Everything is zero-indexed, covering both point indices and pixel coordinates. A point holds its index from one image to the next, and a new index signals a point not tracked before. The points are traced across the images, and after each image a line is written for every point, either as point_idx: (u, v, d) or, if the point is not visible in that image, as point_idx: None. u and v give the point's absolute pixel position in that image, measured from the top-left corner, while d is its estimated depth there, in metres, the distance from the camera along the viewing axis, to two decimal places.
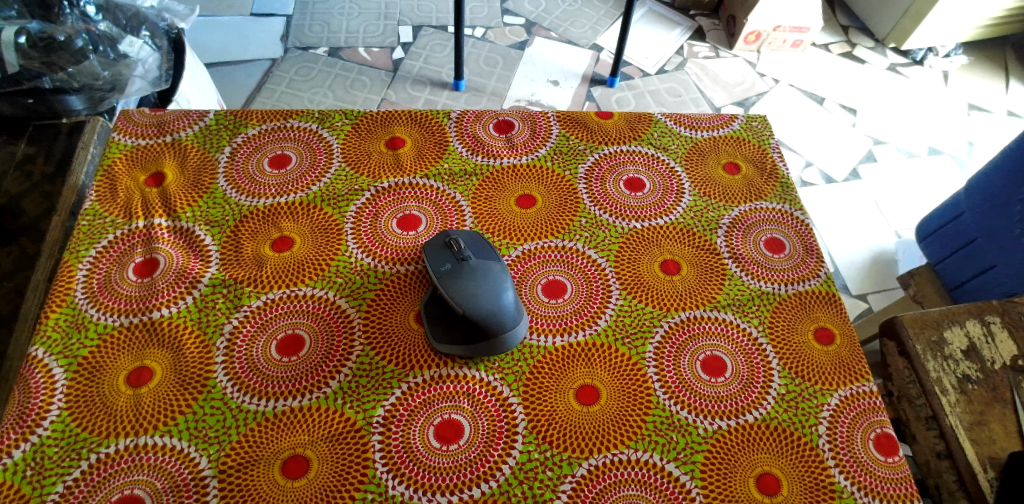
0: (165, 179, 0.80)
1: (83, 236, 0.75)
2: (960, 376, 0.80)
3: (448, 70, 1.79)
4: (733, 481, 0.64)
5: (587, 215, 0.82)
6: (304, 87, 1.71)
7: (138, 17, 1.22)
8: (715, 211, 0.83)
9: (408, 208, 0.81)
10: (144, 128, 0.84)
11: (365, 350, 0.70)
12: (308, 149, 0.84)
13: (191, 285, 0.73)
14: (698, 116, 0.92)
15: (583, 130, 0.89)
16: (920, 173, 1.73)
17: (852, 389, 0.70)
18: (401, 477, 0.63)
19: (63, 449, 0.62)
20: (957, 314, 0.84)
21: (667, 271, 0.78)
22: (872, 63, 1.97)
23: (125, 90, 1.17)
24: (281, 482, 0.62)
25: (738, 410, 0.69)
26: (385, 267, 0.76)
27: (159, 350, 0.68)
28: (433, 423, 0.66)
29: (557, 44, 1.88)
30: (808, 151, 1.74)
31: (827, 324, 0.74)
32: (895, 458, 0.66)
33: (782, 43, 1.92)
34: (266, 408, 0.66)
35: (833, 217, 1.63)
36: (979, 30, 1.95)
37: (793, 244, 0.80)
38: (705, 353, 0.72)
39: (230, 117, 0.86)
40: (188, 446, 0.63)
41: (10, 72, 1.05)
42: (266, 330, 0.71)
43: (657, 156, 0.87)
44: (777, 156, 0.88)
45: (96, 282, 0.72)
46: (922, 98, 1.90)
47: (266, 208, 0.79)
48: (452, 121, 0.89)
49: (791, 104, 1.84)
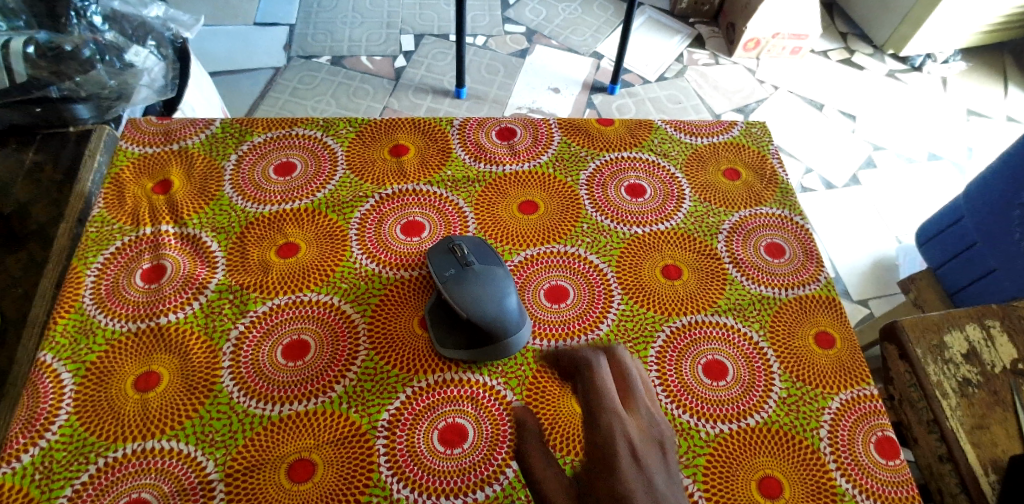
0: (172, 186, 0.81)
1: (91, 243, 0.76)
2: (961, 380, 0.80)
3: (450, 77, 1.80)
4: (735, 483, 0.65)
5: (589, 221, 0.82)
6: (308, 95, 1.72)
7: (144, 27, 1.23)
8: (716, 217, 0.84)
9: (412, 214, 0.81)
10: (151, 136, 0.85)
11: (370, 355, 0.70)
12: (313, 157, 0.85)
13: (198, 291, 0.74)
14: (697, 123, 0.93)
15: (584, 137, 0.90)
16: (920, 179, 1.74)
17: (853, 393, 0.71)
18: (406, 480, 0.64)
19: (71, 453, 0.63)
20: (957, 318, 0.84)
21: (668, 276, 0.78)
22: (871, 69, 1.98)
23: (132, 99, 1.17)
24: (287, 485, 0.63)
25: (739, 414, 0.69)
26: (389, 273, 0.76)
27: (166, 355, 0.69)
28: (437, 427, 0.67)
29: (557, 51, 1.90)
30: (807, 157, 1.75)
31: (827, 328, 0.75)
32: (896, 461, 0.67)
33: (781, 50, 1.93)
34: (272, 413, 0.67)
35: (833, 223, 1.63)
36: (978, 37, 1.96)
37: (793, 249, 0.81)
38: (706, 357, 0.73)
39: (237, 125, 0.87)
40: (195, 450, 0.64)
41: (18, 81, 1.04)
42: (272, 336, 0.71)
43: (658, 163, 0.88)
44: (776, 162, 0.89)
45: (104, 288, 0.73)
46: (920, 104, 1.91)
47: (271, 215, 0.80)
48: (455, 128, 0.90)
49: (791, 110, 1.85)
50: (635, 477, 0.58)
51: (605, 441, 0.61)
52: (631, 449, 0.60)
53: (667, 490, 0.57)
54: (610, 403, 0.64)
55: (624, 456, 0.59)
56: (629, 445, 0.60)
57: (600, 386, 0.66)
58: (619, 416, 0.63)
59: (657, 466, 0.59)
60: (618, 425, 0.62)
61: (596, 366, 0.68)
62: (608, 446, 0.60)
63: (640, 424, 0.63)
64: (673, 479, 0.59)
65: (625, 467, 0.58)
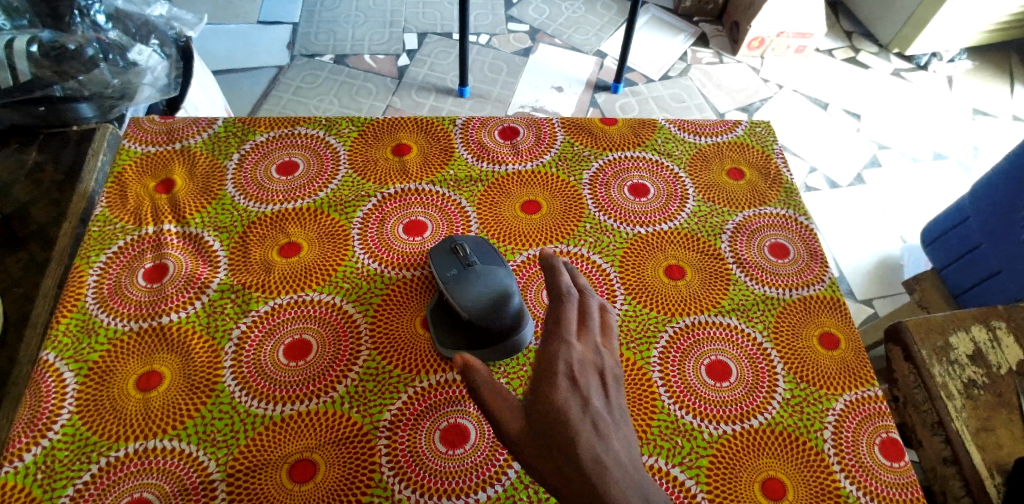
0: (175, 185, 0.81)
1: (93, 242, 0.76)
2: (966, 382, 0.80)
3: (453, 76, 1.80)
4: (739, 485, 0.65)
5: (592, 221, 0.82)
6: (311, 95, 1.72)
7: (147, 26, 1.22)
8: (720, 217, 0.83)
9: (415, 213, 0.81)
10: (154, 135, 0.85)
11: (372, 355, 0.70)
12: (315, 156, 0.85)
13: (200, 290, 0.74)
14: (701, 122, 0.92)
15: (587, 136, 0.90)
16: (925, 178, 1.73)
17: (857, 394, 0.70)
18: (407, 481, 0.64)
19: (74, 453, 0.63)
20: (962, 319, 0.84)
21: (672, 276, 0.78)
22: (876, 67, 1.97)
23: (134, 98, 1.17)
24: (289, 486, 0.63)
25: (742, 415, 0.69)
26: (391, 272, 0.76)
27: (168, 355, 0.69)
28: (439, 427, 0.66)
29: (560, 50, 1.89)
30: (812, 156, 1.75)
31: (831, 329, 0.75)
32: (901, 463, 0.66)
33: (786, 49, 1.93)
34: (274, 413, 0.66)
35: (838, 223, 1.63)
36: (984, 36, 1.95)
37: (797, 249, 0.81)
38: (710, 357, 0.72)
39: (239, 124, 0.87)
40: (197, 450, 0.64)
41: (21, 81, 1.04)
42: (274, 335, 0.71)
43: (662, 163, 0.88)
44: (780, 162, 0.89)
45: (106, 288, 0.73)
46: (925, 103, 1.90)
47: (274, 214, 0.80)
48: (457, 127, 0.90)
49: (794, 110, 1.84)
50: (570, 397, 0.54)
51: (547, 366, 0.56)
52: (572, 371, 0.56)
53: (605, 414, 0.54)
54: (562, 329, 0.59)
55: (563, 377, 0.55)
56: (568, 366, 0.56)
57: (557, 311, 0.60)
58: (567, 342, 0.57)
59: (599, 390, 0.55)
60: (563, 350, 0.57)
61: (559, 291, 0.61)
62: (548, 366, 0.56)
63: (589, 351, 0.58)
64: (615, 407, 0.55)
65: (563, 387, 0.54)
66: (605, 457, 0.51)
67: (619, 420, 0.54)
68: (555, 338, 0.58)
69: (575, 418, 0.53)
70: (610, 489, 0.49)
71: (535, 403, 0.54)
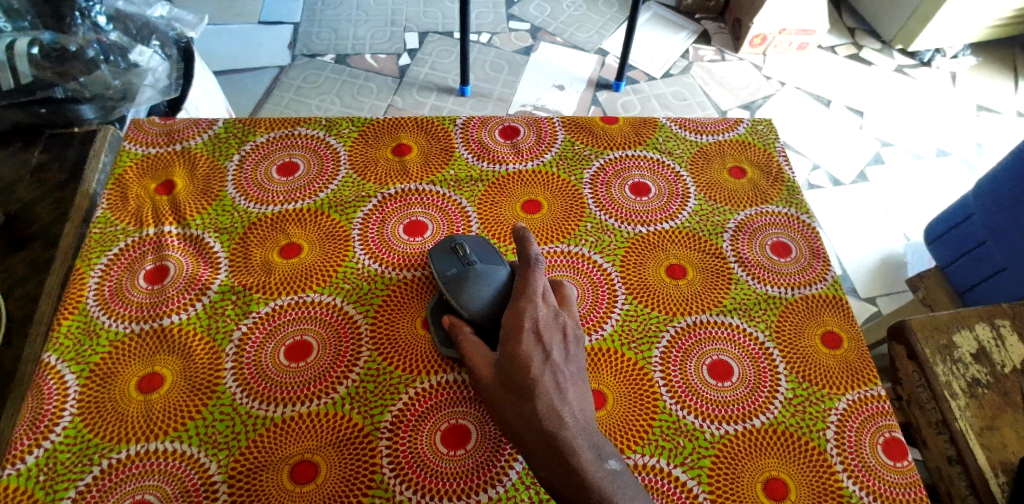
0: (176, 186, 0.81)
1: (95, 244, 0.76)
2: (970, 381, 0.79)
3: (454, 75, 1.79)
4: (741, 485, 0.64)
5: (593, 220, 0.82)
6: (312, 95, 1.72)
7: (148, 27, 1.21)
8: (722, 216, 0.83)
9: (415, 214, 0.81)
10: (155, 136, 0.85)
11: (372, 356, 0.70)
12: (315, 156, 0.85)
13: (201, 292, 0.74)
14: (702, 120, 0.92)
15: (587, 136, 0.90)
16: (929, 175, 1.72)
17: (860, 393, 0.70)
18: (409, 482, 0.63)
19: (75, 455, 0.63)
20: (966, 317, 0.83)
21: (673, 275, 0.78)
22: (879, 64, 1.96)
23: (136, 99, 1.16)
24: (291, 487, 0.63)
25: (745, 414, 0.69)
26: (392, 273, 0.76)
27: (169, 357, 0.69)
28: (440, 428, 0.66)
29: (562, 48, 1.89)
30: (815, 154, 1.74)
31: (834, 328, 0.74)
32: (904, 463, 0.66)
33: (788, 46, 1.92)
34: (275, 414, 0.66)
35: (841, 220, 1.62)
36: (987, 31, 1.94)
37: (800, 248, 0.80)
38: (711, 357, 0.72)
39: (239, 125, 0.87)
40: (198, 452, 0.64)
41: (23, 82, 1.04)
42: (275, 336, 0.71)
43: (663, 161, 0.88)
44: (782, 160, 0.88)
45: (107, 290, 0.73)
46: (929, 99, 1.89)
47: (274, 215, 0.80)
48: (458, 127, 0.90)
49: (796, 107, 1.83)
50: (533, 351, 0.61)
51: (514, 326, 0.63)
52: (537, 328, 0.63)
53: (563, 366, 0.62)
54: (529, 290, 0.65)
55: (528, 334, 0.62)
56: (534, 324, 0.63)
57: (525, 274, 0.65)
58: (533, 302, 0.64)
59: (560, 348, 0.63)
60: (529, 308, 0.63)
61: (528, 259, 0.66)
62: (515, 323, 0.63)
63: (550, 314, 0.64)
64: (572, 362, 0.63)
65: (528, 342, 0.62)
66: (563, 412, 0.59)
67: (574, 374, 0.62)
68: (521, 299, 0.64)
69: (536, 371, 0.60)
70: (565, 437, 0.58)
71: (509, 364, 0.61)
